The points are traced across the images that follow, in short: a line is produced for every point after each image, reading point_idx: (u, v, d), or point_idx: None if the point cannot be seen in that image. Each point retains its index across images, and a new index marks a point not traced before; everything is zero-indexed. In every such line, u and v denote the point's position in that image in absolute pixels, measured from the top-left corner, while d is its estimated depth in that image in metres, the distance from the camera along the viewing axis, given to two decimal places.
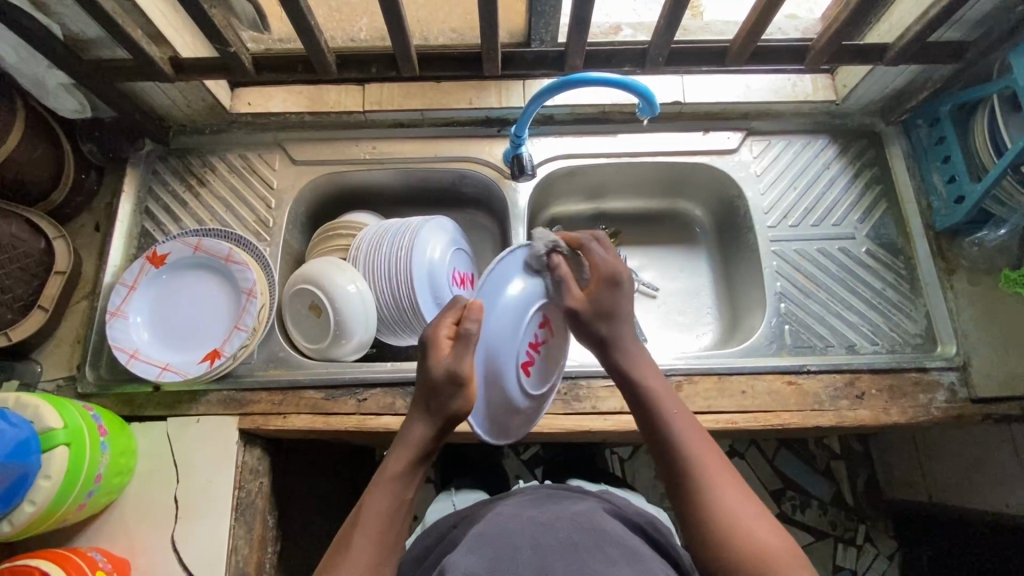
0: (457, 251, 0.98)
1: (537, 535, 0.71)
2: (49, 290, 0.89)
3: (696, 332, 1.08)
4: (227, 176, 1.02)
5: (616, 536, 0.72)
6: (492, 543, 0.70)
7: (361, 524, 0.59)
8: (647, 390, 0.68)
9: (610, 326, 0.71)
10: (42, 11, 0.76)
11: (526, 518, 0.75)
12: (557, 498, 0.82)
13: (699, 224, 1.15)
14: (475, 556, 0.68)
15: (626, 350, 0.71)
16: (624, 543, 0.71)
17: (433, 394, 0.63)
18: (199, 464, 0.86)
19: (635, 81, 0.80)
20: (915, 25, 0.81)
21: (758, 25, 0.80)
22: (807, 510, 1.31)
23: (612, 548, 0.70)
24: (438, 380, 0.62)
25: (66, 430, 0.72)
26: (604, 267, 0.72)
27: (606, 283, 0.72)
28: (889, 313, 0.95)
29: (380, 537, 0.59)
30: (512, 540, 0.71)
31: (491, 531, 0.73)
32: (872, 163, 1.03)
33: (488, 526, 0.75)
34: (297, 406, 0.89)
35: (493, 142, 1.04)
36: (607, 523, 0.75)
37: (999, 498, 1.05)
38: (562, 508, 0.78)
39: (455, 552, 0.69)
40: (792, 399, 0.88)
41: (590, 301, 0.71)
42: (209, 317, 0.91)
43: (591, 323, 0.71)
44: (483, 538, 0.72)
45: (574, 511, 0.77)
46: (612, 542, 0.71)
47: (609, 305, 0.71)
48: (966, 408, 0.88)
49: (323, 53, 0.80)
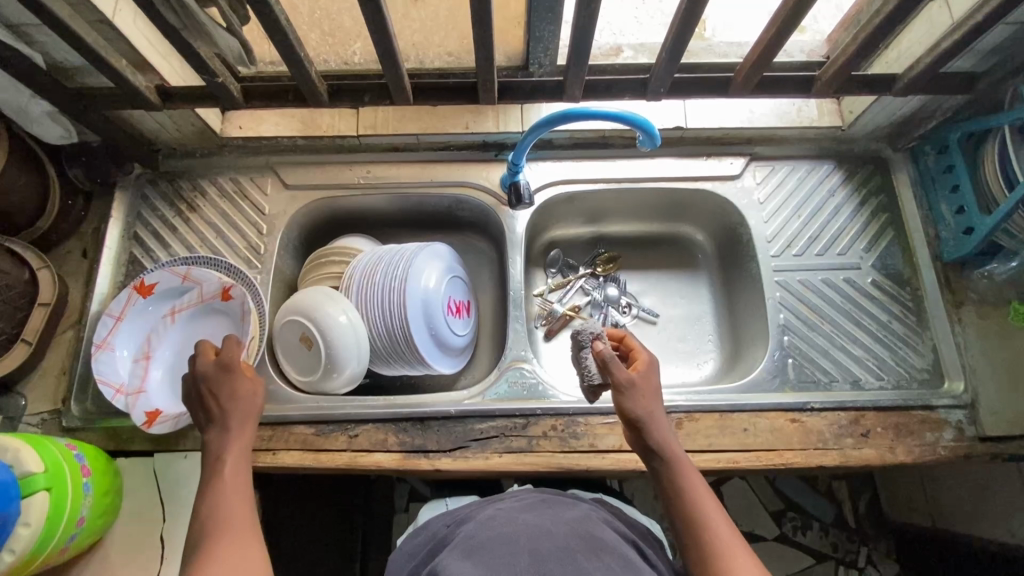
0: (456, 286, 0.98)
1: (535, 539, 0.69)
2: (33, 322, 0.86)
3: (697, 361, 1.05)
4: (217, 201, 0.99)
5: (614, 546, 0.70)
6: (490, 546, 0.68)
7: (222, 526, 0.61)
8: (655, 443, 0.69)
9: (646, 407, 0.71)
10: (24, 40, 0.73)
11: (522, 521, 0.72)
12: (551, 504, 0.79)
13: (701, 248, 1.12)
14: (475, 560, 0.65)
15: (655, 425, 0.70)
16: (622, 554, 0.69)
17: (236, 396, 0.72)
18: (187, 499, 0.84)
19: (634, 114, 0.78)
20: (926, 56, 0.78)
21: (765, 56, 0.77)
22: (808, 531, 1.29)
23: (608, 556, 0.67)
24: (243, 386, 0.73)
25: (46, 473, 0.70)
26: (644, 352, 0.77)
27: (646, 369, 0.75)
28: (895, 346, 0.93)
29: (245, 531, 0.62)
30: (509, 544, 0.68)
31: (491, 533, 0.71)
32: (879, 189, 1.00)
33: (479, 528, 0.72)
34: (287, 442, 0.86)
35: (490, 166, 1.01)
36: (604, 532, 0.73)
37: (1004, 530, 1.02)
38: (558, 514, 0.75)
39: (452, 557, 0.67)
40: (795, 436, 0.86)
41: (634, 376, 0.73)
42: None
43: (632, 399, 0.71)
44: (483, 538, 0.70)
45: (570, 518, 0.75)
46: (611, 553, 0.68)
47: (644, 388, 0.73)
48: (975, 448, 0.86)
49: (313, 83, 0.77)
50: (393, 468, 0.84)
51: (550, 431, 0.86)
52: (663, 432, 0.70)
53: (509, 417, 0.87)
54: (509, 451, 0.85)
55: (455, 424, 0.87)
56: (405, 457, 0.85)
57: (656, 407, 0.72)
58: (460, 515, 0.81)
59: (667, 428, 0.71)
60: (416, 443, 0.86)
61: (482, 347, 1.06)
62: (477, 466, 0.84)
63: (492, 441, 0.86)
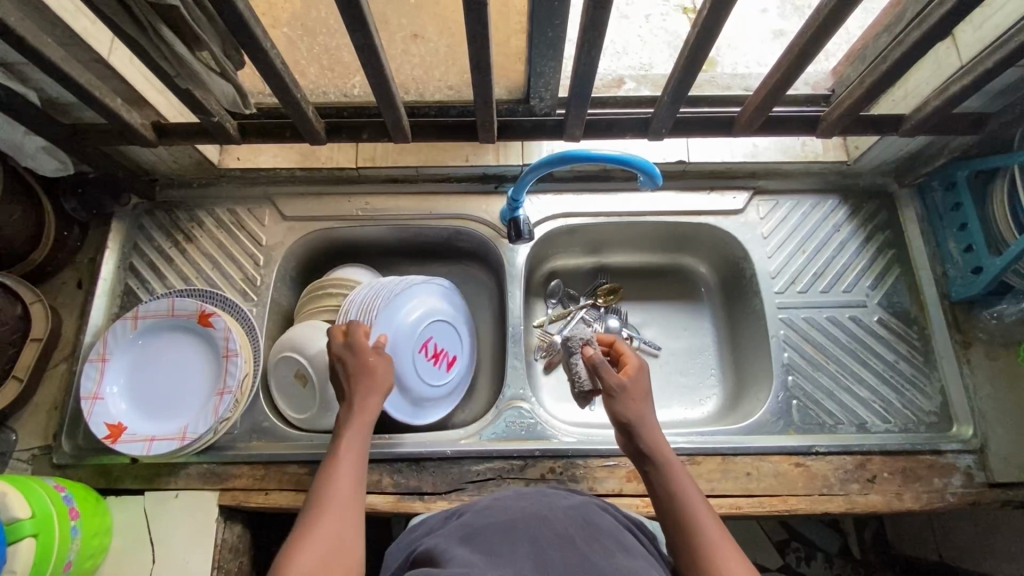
0: (440, 321, 0.94)
1: (535, 526, 0.56)
2: (24, 358, 0.86)
3: (699, 396, 1.03)
4: (214, 232, 0.98)
5: (617, 537, 0.58)
6: (483, 542, 0.55)
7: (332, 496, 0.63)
8: (655, 452, 0.69)
9: (639, 412, 0.71)
10: (19, 78, 0.73)
11: (517, 509, 0.61)
12: (545, 494, 0.66)
13: (703, 280, 1.10)
14: (476, 552, 0.53)
15: (649, 432, 0.70)
16: (625, 544, 0.57)
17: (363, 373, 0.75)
18: (178, 539, 0.83)
19: (634, 156, 0.76)
20: (934, 98, 0.76)
21: (770, 97, 0.76)
22: (812, 562, 1.22)
23: (617, 548, 0.55)
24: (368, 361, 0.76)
25: (32, 519, 0.69)
26: (634, 357, 0.78)
27: (640, 373, 0.75)
28: (902, 388, 0.91)
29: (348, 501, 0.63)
30: (503, 531, 0.56)
31: (483, 525, 0.58)
32: (885, 225, 0.99)
33: (474, 518, 0.60)
34: (280, 481, 0.85)
35: (490, 199, 1.00)
36: (607, 520, 0.61)
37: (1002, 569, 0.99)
38: (553, 502, 0.63)
39: (444, 549, 0.54)
40: (799, 481, 0.84)
41: (625, 381, 0.73)
42: (170, 376, 0.88)
43: (622, 403, 0.71)
44: (474, 533, 0.57)
45: (568, 505, 0.62)
46: (618, 541, 0.57)
47: (637, 388, 0.73)
48: (984, 495, 0.84)
49: (310, 120, 0.76)
50: (387, 510, 0.83)
51: (548, 473, 0.85)
52: (665, 445, 0.69)
53: (506, 458, 0.85)
54: None
55: (451, 466, 0.85)
56: (399, 500, 0.83)
57: (650, 414, 0.72)
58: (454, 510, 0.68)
59: (660, 434, 0.71)
60: (411, 485, 0.84)
61: (480, 381, 1.04)
62: None
63: (488, 482, 0.84)
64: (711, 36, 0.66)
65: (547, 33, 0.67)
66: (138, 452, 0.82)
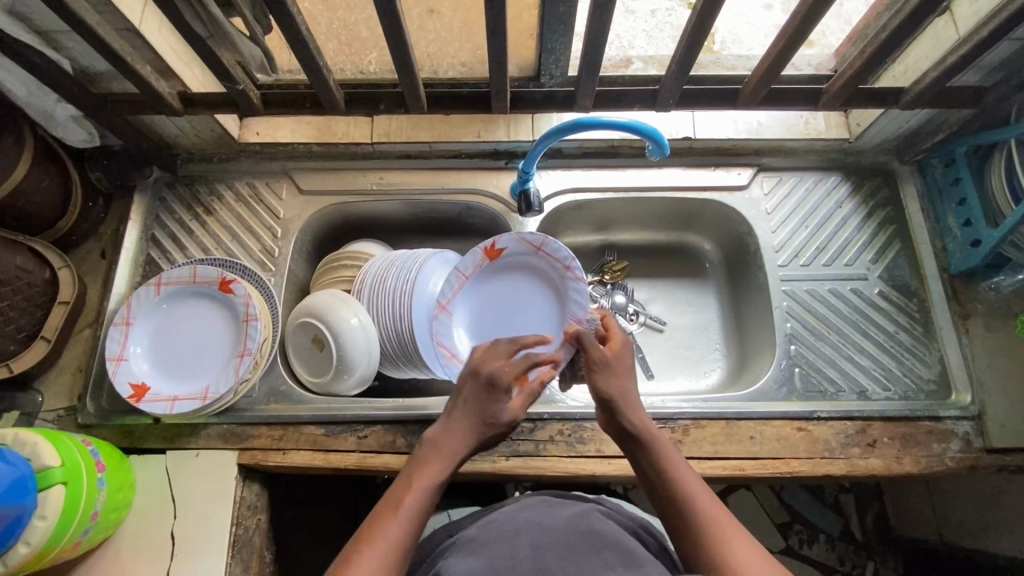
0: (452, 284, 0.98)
1: (535, 534, 0.62)
2: (51, 320, 0.89)
3: (703, 369, 1.06)
4: (233, 204, 1.01)
5: (615, 539, 0.62)
6: (489, 552, 0.59)
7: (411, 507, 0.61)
8: (643, 433, 0.69)
9: (620, 388, 0.72)
10: (53, 46, 0.76)
11: (523, 519, 0.65)
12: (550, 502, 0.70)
13: (708, 258, 1.13)
14: (475, 559, 0.58)
15: (629, 406, 0.70)
16: (623, 545, 0.61)
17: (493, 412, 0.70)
18: (199, 497, 0.85)
19: (642, 123, 0.80)
20: (932, 71, 0.79)
21: (769, 74, 0.80)
22: (814, 544, 1.24)
23: (614, 550, 0.60)
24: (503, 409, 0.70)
25: (64, 467, 0.71)
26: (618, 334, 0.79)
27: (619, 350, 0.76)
28: (903, 357, 0.93)
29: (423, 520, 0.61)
30: (509, 542, 0.60)
31: (489, 538, 0.62)
32: (885, 201, 1.01)
33: (483, 530, 0.65)
34: (297, 441, 0.88)
35: (501, 174, 1.03)
36: (608, 524, 0.65)
37: (999, 542, 1.01)
38: (555, 512, 0.67)
39: (448, 562, 0.59)
40: (801, 445, 0.87)
41: (607, 357, 0.74)
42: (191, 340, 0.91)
43: (605, 377, 0.72)
44: (476, 544, 0.62)
45: (571, 514, 0.66)
46: (615, 542, 0.61)
47: (615, 368, 0.74)
48: (981, 460, 0.86)
49: (330, 90, 0.79)
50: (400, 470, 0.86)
51: (557, 435, 0.87)
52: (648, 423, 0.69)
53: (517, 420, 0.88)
54: (516, 455, 0.86)
55: None
56: None
57: (627, 388, 0.73)
58: (460, 526, 0.73)
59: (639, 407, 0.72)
60: None
61: None
62: (484, 469, 0.85)
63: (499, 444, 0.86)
64: (714, 8, 0.69)
65: (559, 8, 0.70)
66: (160, 410, 0.85)
